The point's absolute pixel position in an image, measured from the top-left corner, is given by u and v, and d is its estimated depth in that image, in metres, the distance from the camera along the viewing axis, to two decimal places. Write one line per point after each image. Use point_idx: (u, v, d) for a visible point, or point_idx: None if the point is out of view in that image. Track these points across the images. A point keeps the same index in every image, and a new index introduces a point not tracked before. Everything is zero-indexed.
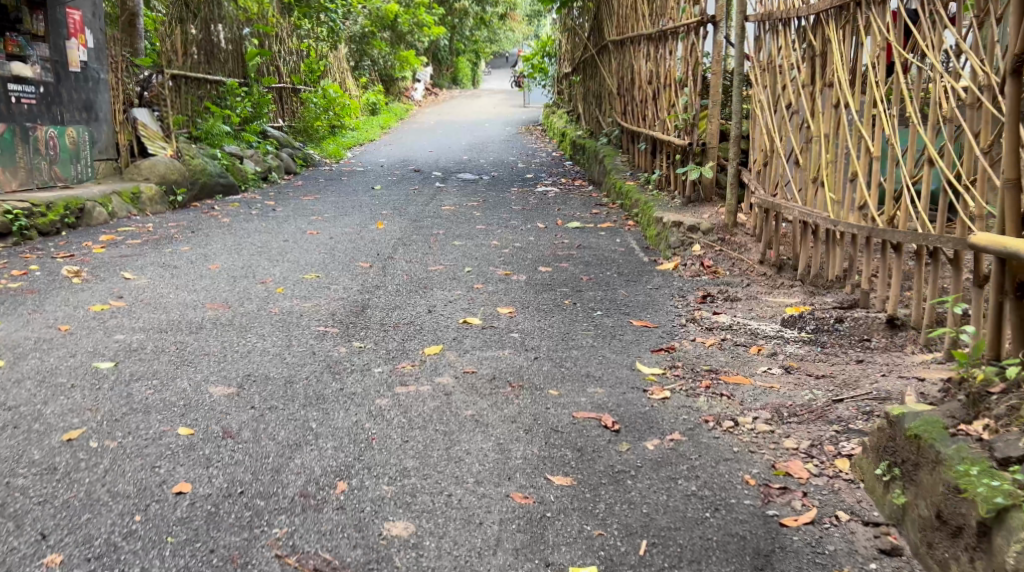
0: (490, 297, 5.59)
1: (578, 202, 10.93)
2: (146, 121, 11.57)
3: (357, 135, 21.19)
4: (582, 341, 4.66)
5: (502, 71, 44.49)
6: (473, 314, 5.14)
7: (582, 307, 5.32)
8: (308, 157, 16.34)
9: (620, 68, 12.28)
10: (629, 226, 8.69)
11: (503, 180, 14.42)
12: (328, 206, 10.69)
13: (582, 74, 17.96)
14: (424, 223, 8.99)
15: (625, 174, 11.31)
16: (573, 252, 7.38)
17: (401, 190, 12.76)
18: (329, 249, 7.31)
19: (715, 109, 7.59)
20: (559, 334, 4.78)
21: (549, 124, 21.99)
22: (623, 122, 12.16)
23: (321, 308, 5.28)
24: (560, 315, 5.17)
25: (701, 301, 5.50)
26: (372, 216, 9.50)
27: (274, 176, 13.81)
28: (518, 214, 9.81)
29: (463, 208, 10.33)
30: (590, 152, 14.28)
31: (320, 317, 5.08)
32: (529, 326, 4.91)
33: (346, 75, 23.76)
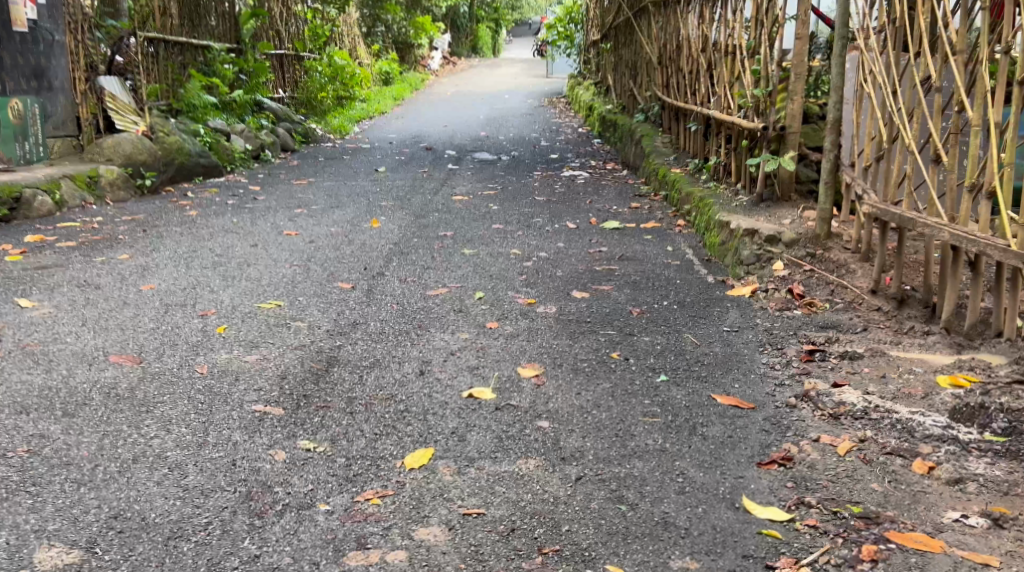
0: (510, 346, 4.07)
1: (613, 191, 9.37)
2: (116, 92, 9.95)
3: (367, 108, 19.58)
4: (643, 442, 3.27)
5: (522, 36, 42.64)
6: (486, 390, 3.55)
7: (638, 372, 3.71)
8: (310, 132, 14.77)
9: (663, 34, 10.68)
10: (679, 227, 7.11)
11: (526, 162, 12.88)
12: (319, 193, 9.19)
13: (613, 43, 16.37)
14: (429, 220, 7.44)
15: (669, 159, 9.72)
16: (616, 265, 5.82)
17: (410, 172, 11.25)
18: (308, 260, 5.79)
19: (798, 83, 5.99)
20: (605, 426, 3.36)
21: (574, 96, 20.39)
22: (666, 98, 10.59)
23: (267, 365, 3.74)
24: (609, 382, 3.64)
25: (808, 358, 3.86)
26: (368, 210, 7.95)
27: (267, 156, 12.30)
28: (544, 208, 8.24)
29: (478, 199, 8.77)
30: (623, 130, 12.72)
31: (260, 386, 3.56)
32: (566, 412, 3.43)
33: (356, 42, 22.16)
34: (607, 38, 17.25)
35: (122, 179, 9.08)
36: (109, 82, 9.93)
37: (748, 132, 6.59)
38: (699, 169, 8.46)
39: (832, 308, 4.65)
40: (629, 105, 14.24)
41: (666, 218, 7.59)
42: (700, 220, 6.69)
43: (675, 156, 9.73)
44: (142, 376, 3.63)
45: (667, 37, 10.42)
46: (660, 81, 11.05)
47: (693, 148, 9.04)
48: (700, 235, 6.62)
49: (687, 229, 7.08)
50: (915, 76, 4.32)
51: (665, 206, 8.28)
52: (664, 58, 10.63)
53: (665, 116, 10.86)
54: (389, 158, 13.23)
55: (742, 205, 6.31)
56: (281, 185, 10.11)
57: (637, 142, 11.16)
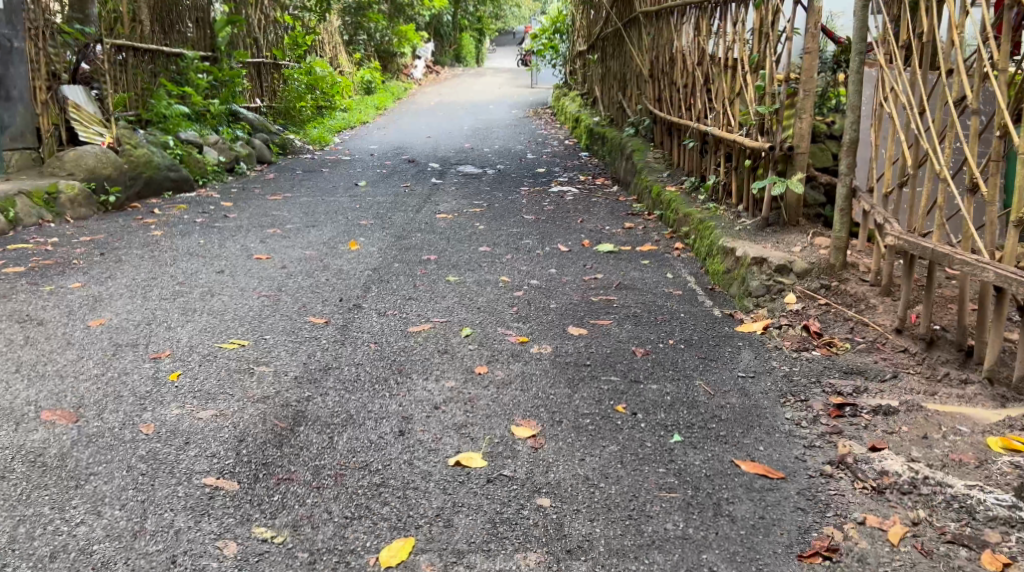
0: (488, 412, 3.69)
1: (604, 209, 8.97)
2: (80, 101, 9.46)
3: (348, 117, 19.11)
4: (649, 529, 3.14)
5: (506, 45, 42.22)
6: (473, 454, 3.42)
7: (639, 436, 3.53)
8: (287, 143, 14.29)
9: (656, 45, 10.32)
10: (677, 251, 6.71)
11: (511, 175, 12.47)
12: (296, 210, 8.75)
13: (601, 54, 16.00)
14: (412, 241, 7.01)
15: (663, 176, 9.33)
16: (612, 294, 5.41)
17: (391, 187, 10.81)
18: (276, 288, 5.34)
19: (807, 100, 5.65)
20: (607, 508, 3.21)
21: (560, 107, 20.00)
22: (658, 112, 10.22)
23: (222, 431, 3.51)
24: (609, 449, 3.47)
25: (838, 416, 3.64)
26: (346, 229, 7.51)
27: (241, 168, 11.81)
28: (533, 227, 7.82)
29: (461, 217, 8.36)
30: (612, 144, 12.33)
31: (210, 455, 3.39)
32: (564, 487, 3.29)
33: (337, 50, 21.69)
34: (594, 48, 16.88)
35: (82, 196, 8.59)
36: (73, 91, 9.40)
37: (751, 150, 6.22)
38: (696, 187, 8.07)
39: (853, 348, 4.19)
40: (618, 117, 13.87)
41: (662, 240, 7.19)
42: (700, 243, 6.30)
43: (669, 173, 9.34)
44: (75, 441, 3.45)
45: (660, 49, 10.06)
46: (652, 93, 10.68)
47: (688, 165, 8.65)
48: (701, 259, 6.23)
49: (685, 252, 6.68)
50: (948, 95, 3.85)
51: (660, 226, 7.88)
52: (657, 71, 10.26)
53: (657, 130, 10.48)
54: (370, 171, 12.79)
55: (745, 229, 5.93)
56: (255, 200, 9.66)
57: (628, 156, 10.77)
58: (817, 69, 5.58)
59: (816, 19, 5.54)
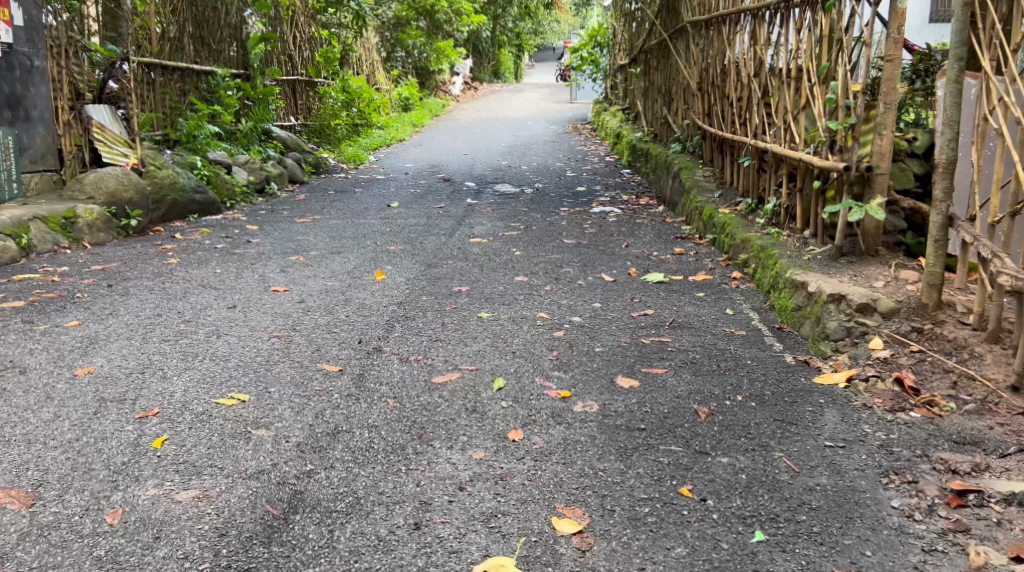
0: (525, 503, 3.28)
1: (651, 232, 8.37)
2: (106, 122, 8.90)
3: (384, 135, 18.59)
4: None
5: (544, 62, 41.71)
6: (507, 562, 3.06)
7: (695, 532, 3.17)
8: (320, 162, 13.78)
9: (706, 57, 9.72)
10: (734, 281, 6.10)
11: (551, 194, 11.89)
12: (323, 233, 8.23)
13: (644, 68, 15.41)
14: (444, 269, 6.43)
15: (714, 196, 8.72)
16: (667, 333, 4.80)
17: (425, 208, 10.25)
18: (293, 328, 4.72)
19: (887, 114, 5.10)
20: None
21: (600, 123, 19.41)
22: (707, 128, 9.63)
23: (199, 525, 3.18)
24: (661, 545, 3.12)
25: (959, 508, 3.29)
26: (375, 255, 6.94)
27: (272, 189, 11.29)
28: (575, 252, 7.22)
29: (497, 241, 7.76)
30: (656, 160, 11.73)
31: (180, 556, 3.07)
32: None
33: (374, 67, 21.20)
34: (637, 61, 16.29)
35: (101, 220, 8.07)
36: (98, 111, 8.87)
37: (820, 170, 5.64)
38: (753, 209, 7.46)
39: (961, 409, 3.78)
40: (662, 133, 13.26)
41: (717, 268, 6.57)
42: (765, 274, 5.69)
43: (720, 193, 8.73)
44: (23, 534, 3.15)
45: (711, 62, 9.46)
46: (701, 109, 10.08)
47: (742, 186, 8.06)
48: (765, 292, 5.61)
49: (746, 283, 6.07)
50: None
51: (713, 252, 7.27)
52: (707, 85, 9.66)
53: (706, 148, 9.87)
54: (404, 190, 12.26)
55: (817, 259, 5.33)
56: (281, 222, 9.14)
57: (675, 175, 10.16)
58: (899, 80, 5.04)
59: (900, 23, 4.97)
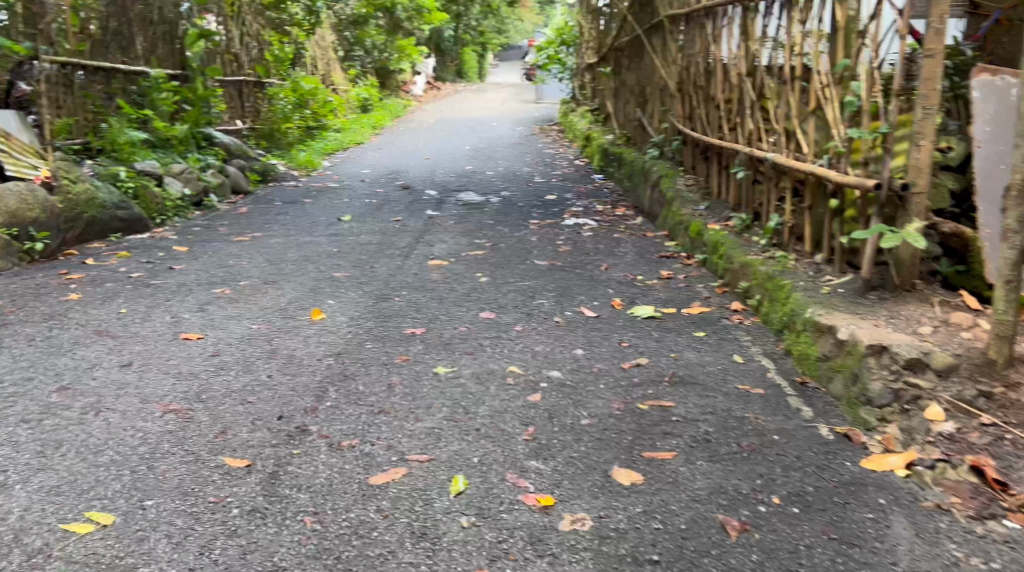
0: None
1: (631, 250, 7.46)
2: (11, 130, 7.87)
3: (340, 139, 17.58)
4: None
5: (510, 61, 40.73)
6: None
7: None
8: (269, 170, 12.74)
9: (687, 55, 8.81)
10: (737, 317, 5.18)
11: (519, 204, 10.96)
12: (260, 255, 7.26)
13: (615, 67, 14.53)
14: (395, 303, 5.50)
15: (701, 210, 7.80)
16: (668, 395, 4.02)
17: (381, 222, 9.30)
18: (196, 400, 3.99)
19: (927, 122, 4.19)
20: None
21: (568, 124, 18.53)
22: (689, 132, 8.73)
23: None
24: None
25: None
26: (314, 285, 5.99)
27: (211, 202, 10.29)
28: (547, 277, 6.30)
29: (454, 265, 6.82)
30: (632, 166, 10.85)
31: None
32: None
33: (331, 66, 20.18)
34: (607, 60, 15.37)
35: None
36: (4, 118, 7.88)
37: (840, 187, 4.73)
38: (748, 226, 6.54)
39: None
40: (636, 137, 12.35)
41: (713, 297, 5.66)
42: (776, 310, 4.78)
43: (708, 206, 7.81)
44: None
45: (694, 60, 8.55)
46: (682, 112, 9.16)
47: (733, 199, 7.14)
48: (777, 333, 4.71)
49: (751, 319, 5.15)
50: None
51: (704, 275, 6.37)
52: (689, 84, 8.74)
53: (690, 155, 8.95)
54: (358, 200, 11.28)
55: (840, 295, 4.44)
56: (215, 241, 8.14)
57: (654, 184, 9.24)
58: (941, 79, 4.13)
59: (941, 10, 4.05)
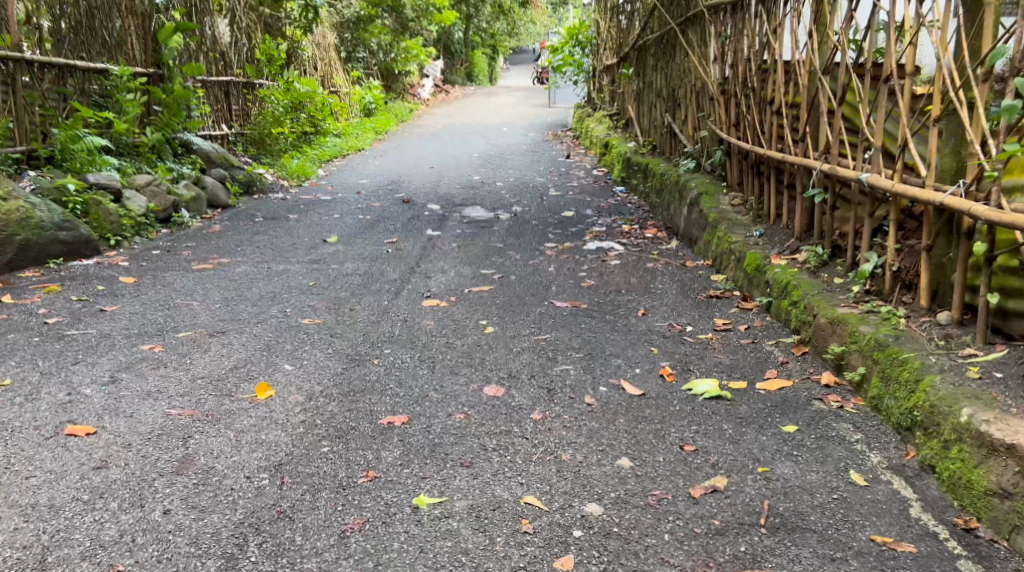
0: None
1: (672, 286, 6.17)
2: None
3: (338, 145, 16.20)
4: None
5: (519, 65, 39.23)
6: None
7: None
8: (257, 180, 11.40)
9: (733, 52, 7.52)
10: (829, 399, 3.91)
11: (532, 221, 9.66)
12: (220, 289, 5.94)
13: (638, 68, 13.25)
14: (372, 370, 4.20)
15: (754, 237, 6.49)
16: (772, 553, 3.19)
17: (374, 244, 7.99)
18: (39, 571, 3.12)
19: None
20: None
21: (584, 129, 17.24)
22: (734, 142, 7.43)
23: None
24: None
25: None
26: (272, 334, 4.71)
27: (180, 218, 8.95)
28: (569, 326, 5.00)
29: (454, 307, 5.52)
30: (661, 178, 9.58)
31: None
32: None
33: (332, 66, 18.83)
34: (628, 61, 14.03)
35: None
36: None
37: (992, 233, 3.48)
38: (826, 262, 5.24)
39: None
40: (665, 146, 11.01)
41: (793, 363, 4.37)
42: (898, 397, 3.66)
43: (763, 233, 6.50)
44: None
45: (745, 57, 7.26)
46: (725, 119, 7.86)
47: (800, 227, 5.84)
48: (898, 428, 3.68)
49: (852, 401, 3.90)
50: None
51: (770, 325, 5.08)
52: (737, 86, 7.45)
53: (735, 170, 7.64)
54: (349, 216, 9.96)
55: (1006, 383, 3.45)
56: (172, 268, 6.83)
57: (692, 202, 7.92)
58: None
59: None
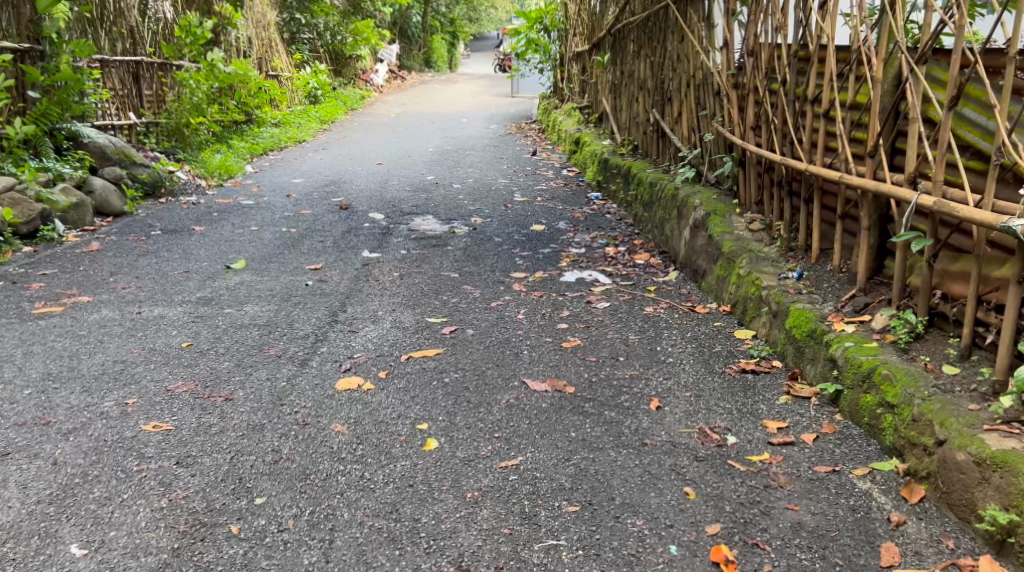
0: None
1: (687, 349, 4.58)
2: None
3: (274, 135, 14.41)
4: None
5: (481, 50, 37.37)
6: None
7: None
8: (162, 179, 9.77)
9: (750, 36, 5.90)
10: None
11: (492, 237, 8.03)
12: (53, 360, 4.31)
13: (614, 56, 11.61)
14: (228, 552, 3.25)
15: (792, 280, 4.86)
16: None
17: (289, 272, 6.36)
18: None
19: None
20: None
21: (551, 122, 15.58)
22: (752, 150, 5.77)
23: None
24: None
25: None
26: (77, 451, 3.64)
27: (49, 232, 7.51)
28: (549, 434, 3.75)
29: (382, 389, 4.05)
30: (650, 187, 7.99)
31: None
32: None
33: (272, 48, 17.00)
34: (603, 47, 12.38)
35: None
36: None
37: None
38: (920, 334, 3.74)
39: None
40: (651, 147, 9.41)
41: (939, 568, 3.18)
42: None
43: (803, 274, 4.87)
44: None
45: (768, 41, 5.64)
46: (737, 120, 6.23)
47: (864, 275, 4.23)
48: None
49: None
50: None
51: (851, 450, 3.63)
52: (756, 78, 5.82)
53: (754, 185, 6.00)
54: (269, 228, 8.30)
55: None
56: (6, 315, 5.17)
57: (695, 224, 6.27)
58: None
59: None
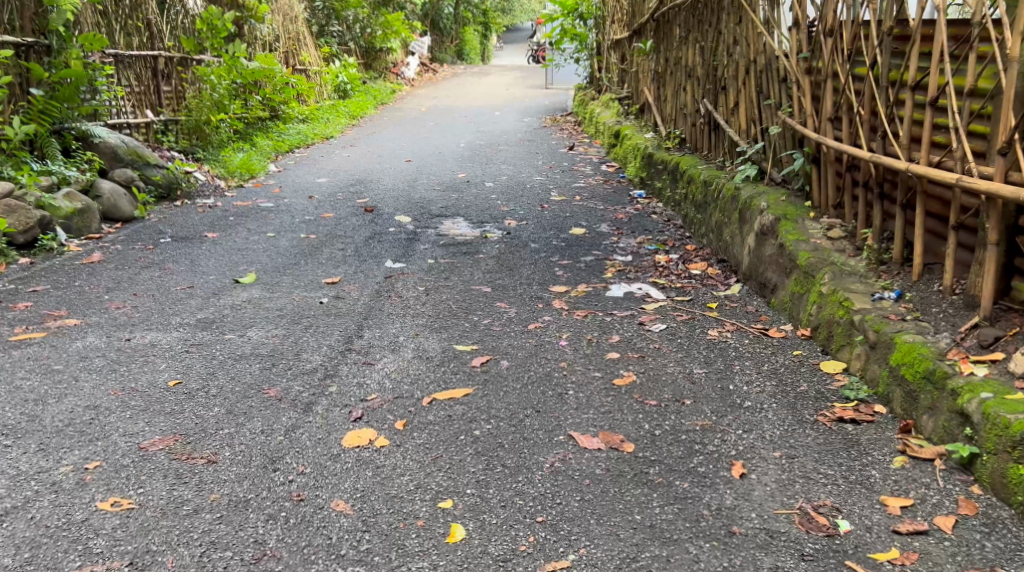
0: None
1: (766, 387, 3.85)
2: None
3: (301, 132, 13.77)
4: None
5: (514, 43, 36.55)
6: None
7: None
8: (176, 181, 9.12)
9: (826, 13, 5.16)
10: None
11: (528, 242, 7.32)
12: (12, 409, 3.70)
13: (657, 42, 10.85)
14: None
15: (890, 301, 4.09)
16: None
17: (302, 287, 5.68)
18: None
19: None
20: None
21: (588, 114, 14.83)
22: (831, 144, 5.01)
23: None
24: None
25: None
26: (7, 547, 3.08)
27: (48, 241, 6.88)
28: (605, 517, 3.17)
29: (396, 448, 3.47)
30: (702, 184, 7.23)
31: None
32: None
33: (301, 42, 16.39)
34: (645, 34, 11.60)
35: None
36: None
37: None
38: None
39: None
40: (700, 140, 8.66)
41: None
42: None
43: (903, 295, 4.10)
44: None
45: (851, 17, 4.89)
46: (810, 109, 5.47)
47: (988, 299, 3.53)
48: None
49: None
50: None
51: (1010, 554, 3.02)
52: (835, 62, 5.07)
53: (832, 186, 5.24)
54: (286, 233, 7.65)
55: None
56: None
57: (761, 230, 5.51)
58: None
59: None
